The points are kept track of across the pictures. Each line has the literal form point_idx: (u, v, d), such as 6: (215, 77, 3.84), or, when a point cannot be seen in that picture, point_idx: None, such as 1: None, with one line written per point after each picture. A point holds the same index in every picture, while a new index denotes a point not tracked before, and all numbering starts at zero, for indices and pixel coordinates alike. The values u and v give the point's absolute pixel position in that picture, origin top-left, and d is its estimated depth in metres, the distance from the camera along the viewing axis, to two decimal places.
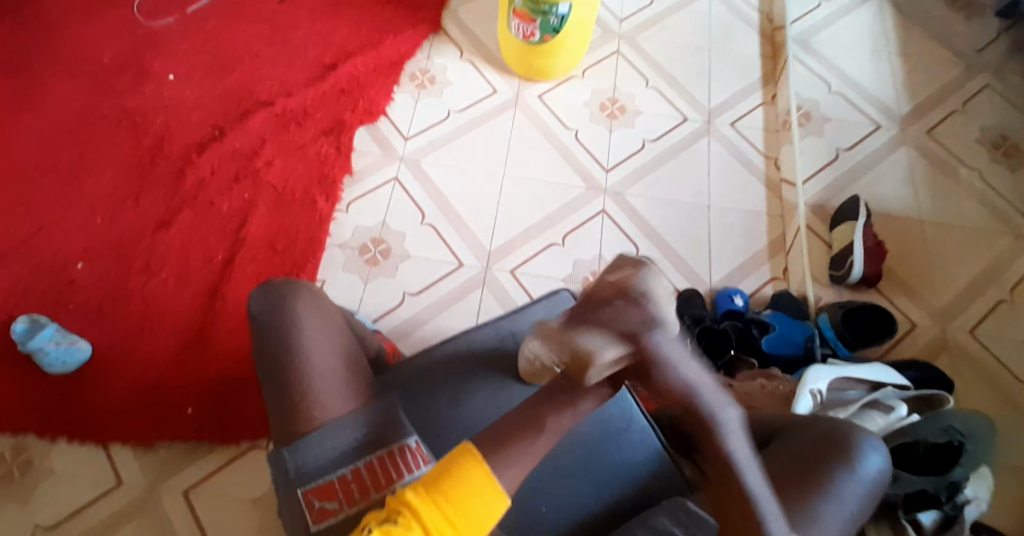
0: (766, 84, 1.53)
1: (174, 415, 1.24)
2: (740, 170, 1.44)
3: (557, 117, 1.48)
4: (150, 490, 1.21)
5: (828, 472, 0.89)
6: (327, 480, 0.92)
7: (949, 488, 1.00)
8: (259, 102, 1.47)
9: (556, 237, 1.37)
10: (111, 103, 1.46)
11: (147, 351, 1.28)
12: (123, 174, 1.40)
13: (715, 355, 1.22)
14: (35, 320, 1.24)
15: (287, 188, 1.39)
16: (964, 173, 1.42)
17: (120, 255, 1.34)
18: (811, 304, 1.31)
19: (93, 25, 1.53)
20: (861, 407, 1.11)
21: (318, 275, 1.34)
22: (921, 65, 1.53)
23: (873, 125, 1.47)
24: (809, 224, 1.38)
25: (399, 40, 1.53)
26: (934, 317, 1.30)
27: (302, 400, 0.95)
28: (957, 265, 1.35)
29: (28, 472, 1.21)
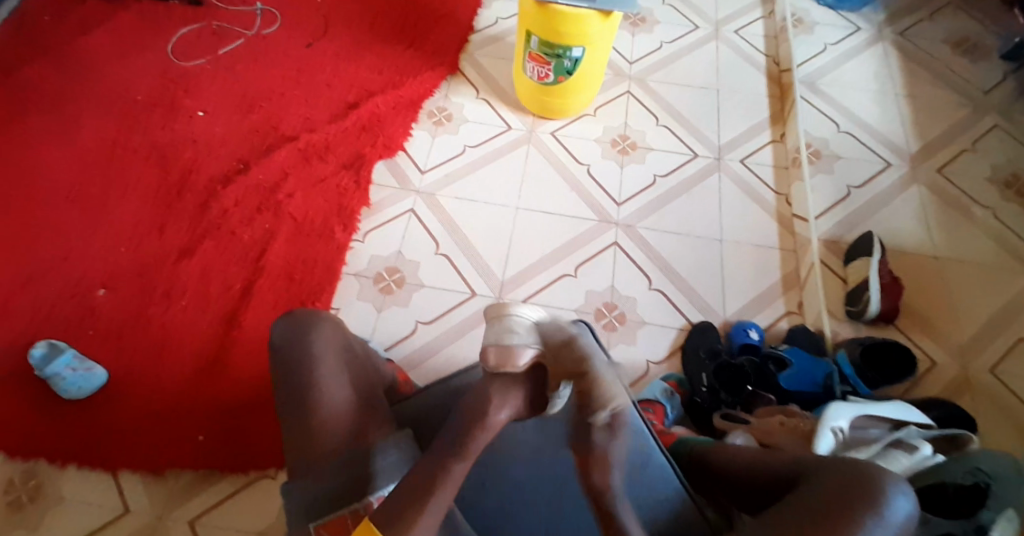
0: (775, 124, 1.56)
1: (186, 443, 1.23)
2: (752, 206, 1.46)
3: (571, 153, 1.51)
4: (158, 519, 1.19)
5: (855, 516, 0.87)
6: (339, 515, 0.90)
7: (977, 532, 0.98)
8: (282, 138, 1.51)
9: (569, 268, 1.38)
10: (140, 137, 1.51)
11: (162, 378, 1.28)
12: (148, 205, 1.43)
13: (731, 391, 1.23)
14: (55, 345, 1.25)
15: (306, 219, 1.42)
16: (977, 211, 1.42)
17: (139, 283, 1.36)
18: (829, 340, 1.30)
19: (127, 64, 1.60)
20: (885, 446, 1.09)
21: (333, 304, 1.35)
22: (928, 106, 1.56)
23: (884, 163, 1.49)
24: (824, 259, 1.39)
25: (418, 80, 1.59)
26: (953, 355, 1.29)
27: (318, 428, 0.95)
28: (974, 303, 1.34)
29: (37, 497, 1.20)
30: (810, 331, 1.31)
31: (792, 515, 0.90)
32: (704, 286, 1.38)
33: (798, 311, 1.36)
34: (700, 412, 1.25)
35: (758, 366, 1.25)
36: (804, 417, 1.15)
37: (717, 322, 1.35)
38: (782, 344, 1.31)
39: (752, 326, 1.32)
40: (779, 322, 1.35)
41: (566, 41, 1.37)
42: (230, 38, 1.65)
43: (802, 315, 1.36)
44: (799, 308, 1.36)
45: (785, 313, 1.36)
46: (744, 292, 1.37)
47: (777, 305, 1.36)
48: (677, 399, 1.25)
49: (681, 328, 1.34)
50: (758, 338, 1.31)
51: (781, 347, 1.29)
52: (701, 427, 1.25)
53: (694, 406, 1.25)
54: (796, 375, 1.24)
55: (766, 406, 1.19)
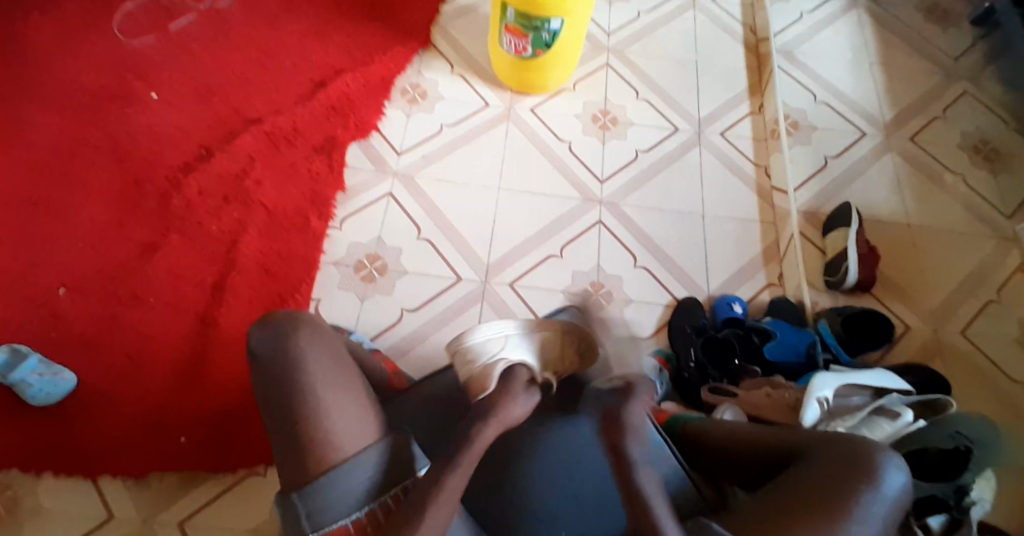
0: (753, 95, 1.56)
1: (167, 446, 1.19)
2: (731, 178, 1.46)
3: (550, 130, 1.48)
4: (144, 524, 1.16)
5: (855, 495, 0.88)
6: (341, 525, 0.87)
7: (957, 492, 1.04)
8: (247, 121, 1.44)
9: (554, 249, 1.36)
10: (93, 123, 1.41)
11: (138, 380, 1.23)
12: (108, 196, 1.35)
13: (719, 365, 1.25)
14: (16, 351, 1.19)
15: (279, 207, 1.36)
16: (948, 178, 1.46)
17: (105, 280, 1.29)
18: (809, 310, 1.32)
19: (72, 43, 1.49)
20: (869, 413, 1.10)
21: (313, 296, 1.31)
22: (900, 74, 1.58)
23: (859, 133, 1.51)
24: (802, 231, 1.40)
25: (388, 56, 1.52)
26: (926, 320, 1.33)
27: (311, 444, 0.89)
28: (945, 269, 1.38)
29: (13, 510, 1.15)
30: (790, 302, 1.33)
31: (791, 496, 0.90)
32: (689, 261, 1.38)
33: (779, 281, 1.38)
34: (688, 386, 1.25)
35: (743, 337, 1.26)
36: (788, 387, 1.17)
37: (702, 297, 1.36)
38: (764, 316, 1.32)
39: (735, 299, 1.33)
40: (761, 294, 1.36)
41: (545, 13, 1.32)
42: (184, 13, 1.55)
43: (782, 286, 1.37)
44: (780, 279, 1.38)
45: (767, 284, 1.37)
46: (727, 266, 1.38)
47: (759, 277, 1.38)
48: (666, 375, 1.25)
49: (667, 305, 1.35)
50: (741, 312, 1.32)
51: (765, 319, 1.30)
52: (689, 402, 1.25)
53: (681, 380, 1.25)
54: (779, 346, 1.25)
55: (753, 379, 1.21)
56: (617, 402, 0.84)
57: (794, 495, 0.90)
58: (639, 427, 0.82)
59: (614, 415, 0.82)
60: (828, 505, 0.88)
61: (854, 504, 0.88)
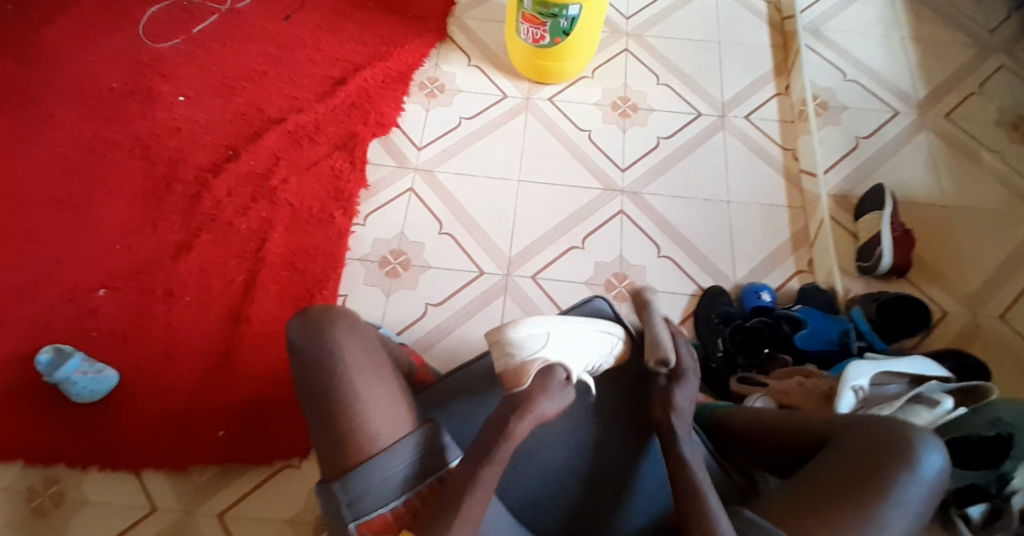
0: (778, 75, 1.51)
1: (208, 439, 1.23)
2: (758, 163, 1.43)
3: (570, 119, 1.46)
4: (184, 515, 1.20)
5: (890, 475, 0.88)
6: (381, 512, 0.89)
7: (998, 480, 1.00)
8: (270, 120, 1.45)
9: (576, 240, 1.36)
10: (123, 127, 1.44)
11: (175, 378, 1.26)
12: (139, 199, 1.39)
13: (748, 355, 1.24)
14: (61, 350, 1.23)
15: (303, 204, 1.38)
16: (986, 156, 1.40)
17: (139, 281, 1.33)
18: (841, 297, 1.30)
19: (100, 48, 1.52)
20: (905, 402, 1.09)
21: (338, 292, 1.33)
22: (935, 46, 1.52)
23: (891, 111, 1.46)
24: (833, 215, 1.37)
25: (406, 50, 1.52)
26: (964, 304, 1.29)
27: (347, 433, 0.91)
28: (985, 251, 1.33)
29: (61, 503, 1.20)
30: (821, 288, 1.31)
31: (824, 477, 0.90)
32: (715, 249, 1.36)
33: (808, 268, 1.35)
34: (715, 377, 1.25)
35: (773, 326, 1.24)
36: (821, 376, 1.15)
37: (728, 286, 1.34)
38: (794, 303, 1.31)
39: (764, 287, 1.31)
40: (790, 282, 1.34)
41: (561, 1, 1.31)
42: (205, 14, 1.57)
43: (812, 272, 1.35)
44: (810, 266, 1.35)
45: (795, 271, 1.35)
46: (754, 252, 1.36)
47: (788, 264, 1.35)
48: None
49: (693, 294, 1.33)
50: (770, 299, 1.30)
51: (794, 307, 1.28)
52: (718, 392, 1.25)
53: (709, 371, 1.25)
54: (810, 334, 1.23)
55: (782, 369, 1.19)
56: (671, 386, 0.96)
57: (832, 479, 0.90)
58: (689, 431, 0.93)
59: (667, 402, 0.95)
60: (863, 486, 0.88)
61: (889, 486, 0.87)
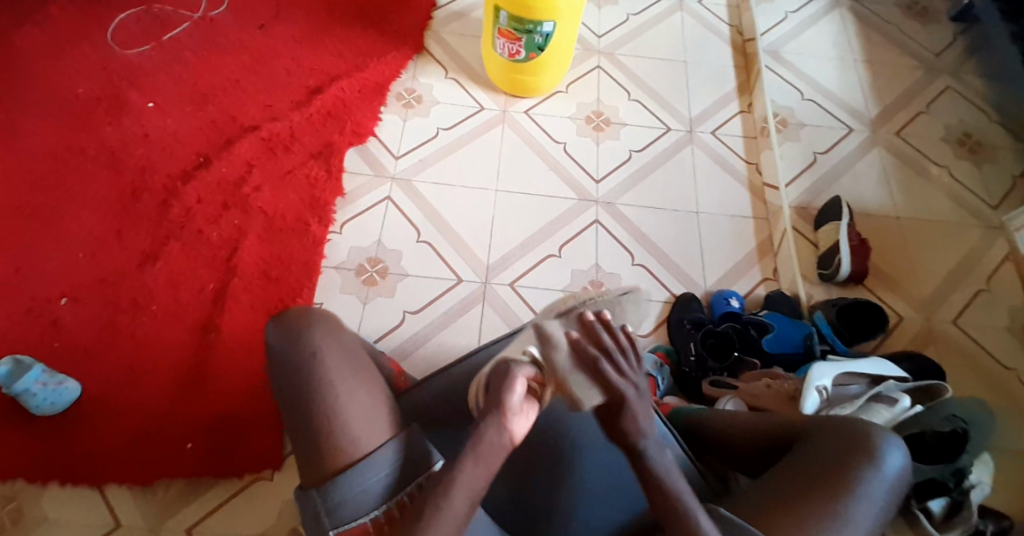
0: (741, 94, 1.59)
1: (174, 452, 1.19)
2: (723, 175, 1.49)
3: (544, 131, 1.50)
4: (151, 533, 1.15)
5: (856, 473, 0.92)
6: (360, 523, 0.87)
7: (955, 475, 1.05)
8: (245, 128, 1.45)
9: (552, 249, 1.38)
10: (90, 134, 1.42)
11: (144, 388, 1.23)
12: (107, 206, 1.36)
13: (718, 358, 1.28)
14: (19, 362, 1.18)
15: (278, 212, 1.37)
16: (933, 171, 1.50)
17: (105, 290, 1.29)
18: (804, 303, 1.35)
19: (67, 54, 1.50)
20: (866, 401, 1.14)
21: (315, 300, 1.32)
22: (884, 69, 1.62)
23: (846, 129, 1.54)
24: (795, 226, 1.43)
25: (383, 62, 1.54)
26: (918, 309, 1.36)
27: (328, 437, 0.90)
28: (935, 260, 1.41)
29: (18, 520, 1.15)
30: (785, 295, 1.36)
31: (789, 473, 0.95)
32: (685, 258, 1.41)
33: (773, 276, 1.41)
34: (688, 380, 1.29)
35: (741, 330, 1.29)
36: (788, 378, 1.20)
37: (699, 293, 1.38)
38: (760, 309, 1.36)
39: (732, 294, 1.36)
40: (756, 289, 1.39)
41: (537, 17, 1.35)
42: (177, 22, 1.56)
43: (777, 280, 1.40)
44: (774, 274, 1.41)
45: (761, 279, 1.40)
46: (722, 261, 1.41)
47: (753, 273, 1.41)
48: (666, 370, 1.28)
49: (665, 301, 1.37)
50: (738, 306, 1.34)
51: (761, 313, 1.33)
52: (691, 396, 1.29)
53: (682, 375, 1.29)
54: (777, 337, 1.28)
55: (752, 371, 1.24)
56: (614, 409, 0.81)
57: (801, 477, 0.93)
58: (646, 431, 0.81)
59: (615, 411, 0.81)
60: (829, 484, 0.91)
61: (856, 481, 0.91)
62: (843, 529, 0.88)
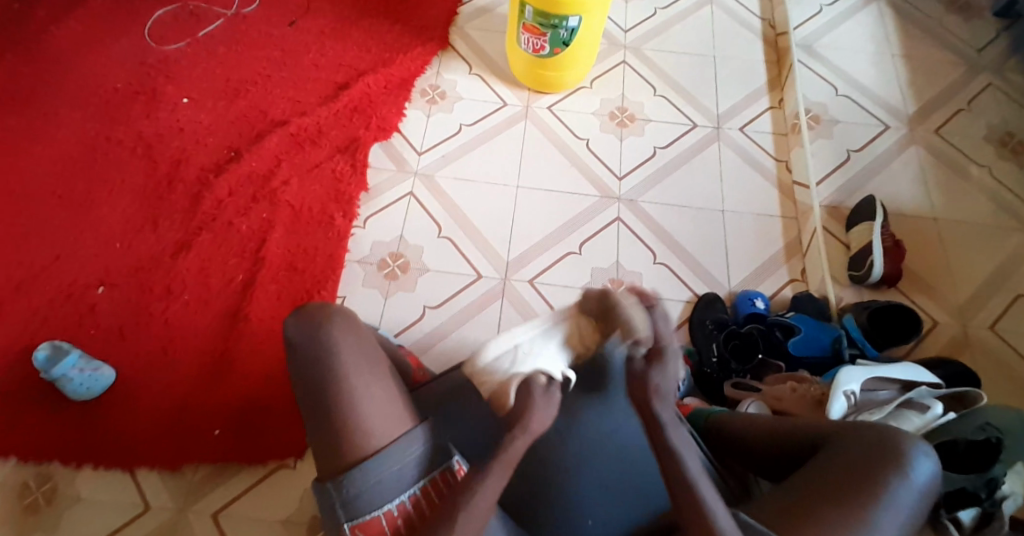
0: (773, 89, 1.56)
1: (202, 438, 1.22)
2: (751, 172, 1.46)
3: (568, 128, 1.49)
4: (179, 514, 1.18)
5: (883, 482, 0.89)
6: (373, 515, 0.88)
7: (988, 485, 1.01)
8: (272, 123, 1.47)
9: (573, 246, 1.37)
10: (126, 128, 1.46)
11: (172, 377, 1.26)
12: (140, 199, 1.39)
13: (742, 360, 1.25)
14: (57, 347, 1.22)
15: (304, 207, 1.39)
16: (973, 170, 1.44)
17: (137, 280, 1.33)
18: (833, 305, 1.32)
19: (105, 49, 1.54)
20: (896, 406, 1.12)
21: (337, 293, 1.33)
22: (923, 65, 1.56)
23: (882, 126, 1.49)
24: (826, 225, 1.40)
25: (408, 58, 1.55)
26: (954, 314, 1.31)
27: (345, 430, 0.91)
28: (972, 262, 1.36)
29: (52, 500, 1.19)
30: (813, 296, 1.33)
31: (814, 477, 0.92)
32: (710, 257, 1.38)
33: (801, 277, 1.37)
34: (709, 382, 1.26)
35: (766, 332, 1.26)
36: (814, 381, 1.17)
37: (723, 292, 1.36)
38: (787, 310, 1.33)
39: (758, 295, 1.33)
40: (783, 290, 1.36)
41: (562, 11, 1.34)
42: (210, 19, 1.59)
43: (805, 281, 1.37)
44: (803, 275, 1.37)
45: (789, 280, 1.37)
46: (748, 260, 1.38)
47: (781, 272, 1.37)
48: (687, 370, 1.26)
49: (688, 300, 1.35)
50: (764, 307, 1.32)
51: (788, 314, 1.30)
52: (712, 398, 1.26)
53: (703, 376, 1.26)
54: (804, 340, 1.25)
55: (776, 374, 1.21)
56: (647, 359, 0.85)
57: (827, 482, 0.91)
58: (663, 387, 0.85)
59: (641, 375, 0.85)
60: (857, 491, 0.88)
61: (883, 490, 0.88)
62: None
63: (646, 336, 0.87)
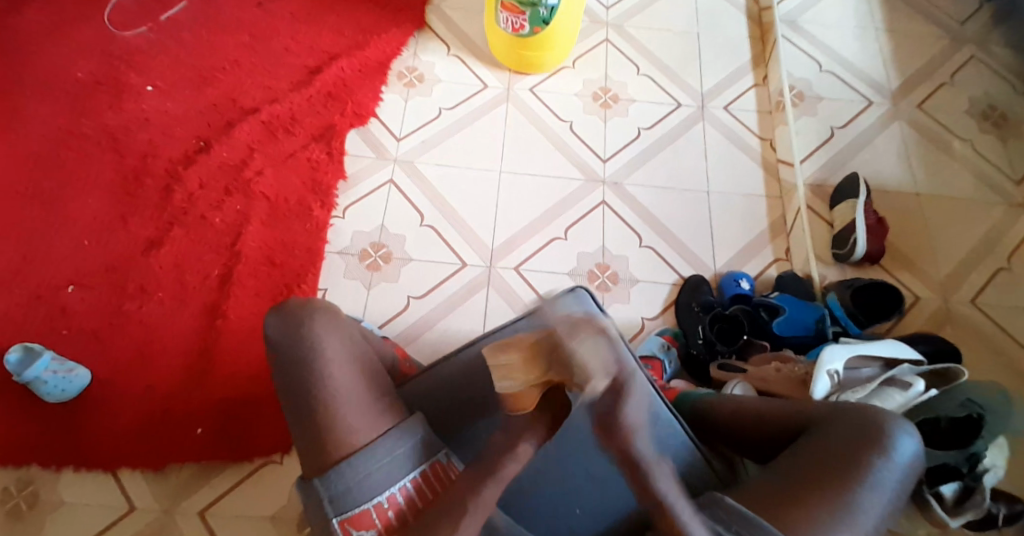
0: (756, 66, 1.54)
1: (186, 436, 1.20)
2: (735, 152, 1.45)
3: (550, 110, 1.46)
4: (166, 514, 1.17)
5: (865, 462, 0.88)
6: (365, 509, 0.86)
7: (970, 460, 1.03)
8: (244, 110, 1.42)
9: (557, 232, 1.36)
10: (91, 119, 1.40)
11: (151, 378, 1.23)
12: (109, 193, 1.35)
13: (727, 341, 1.25)
14: (29, 349, 1.19)
15: (281, 198, 1.36)
16: (955, 146, 1.44)
17: (111, 277, 1.29)
18: (817, 284, 1.31)
19: (65, 36, 1.47)
20: (878, 385, 1.09)
21: (319, 286, 1.31)
22: (907, 38, 1.55)
23: (865, 102, 1.49)
24: (810, 204, 1.39)
25: (383, 40, 1.50)
26: (935, 290, 1.32)
27: (330, 426, 0.88)
28: (953, 238, 1.36)
29: (36, 505, 1.16)
30: (797, 276, 1.32)
31: (801, 462, 0.90)
32: (695, 239, 1.37)
33: (785, 257, 1.37)
34: (697, 363, 1.26)
35: (751, 313, 1.26)
36: (798, 361, 1.16)
37: (708, 275, 1.35)
38: (771, 292, 1.32)
39: (742, 276, 1.32)
40: (767, 270, 1.36)
41: None
42: (175, 2, 1.53)
43: (789, 261, 1.37)
44: (787, 254, 1.37)
45: (773, 260, 1.37)
46: (733, 241, 1.38)
47: (765, 253, 1.37)
48: (674, 353, 1.26)
49: (673, 283, 1.34)
50: (748, 288, 1.31)
51: (773, 295, 1.29)
52: (699, 379, 1.26)
53: (690, 358, 1.26)
54: (789, 320, 1.24)
55: (761, 354, 1.21)
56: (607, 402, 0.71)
57: (812, 464, 0.89)
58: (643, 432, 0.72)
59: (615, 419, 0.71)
60: (841, 472, 0.87)
61: (866, 470, 0.87)
62: (855, 519, 0.84)
63: (602, 383, 0.70)
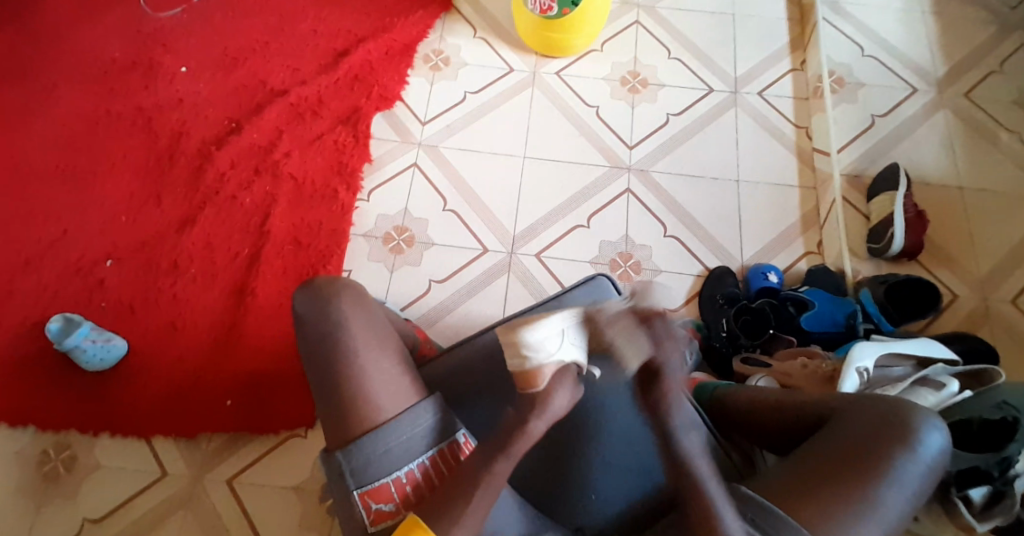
0: (794, 50, 1.48)
1: (213, 407, 1.24)
2: (769, 140, 1.40)
3: (578, 95, 1.44)
4: (195, 481, 1.20)
5: (886, 456, 0.82)
6: (383, 483, 0.86)
7: (1001, 464, 0.94)
8: (273, 92, 1.44)
9: (581, 219, 1.34)
10: (127, 99, 1.44)
11: (181, 352, 1.27)
12: (144, 172, 1.38)
13: (751, 334, 1.21)
14: (70, 320, 1.24)
15: (307, 179, 1.37)
16: (1003, 137, 1.37)
17: (145, 254, 1.33)
18: (849, 279, 1.27)
19: (102, 18, 1.51)
20: (910, 383, 1.04)
21: (343, 267, 1.32)
22: (954, 23, 1.48)
23: (909, 89, 1.42)
24: (845, 196, 1.34)
25: (409, 22, 1.49)
26: (974, 288, 1.26)
27: (356, 401, 0.88)
28: (997, 234, 1.30)
29: (73, 468, 1.21)
30: (829, 270, 1.28)
31: (818, 452, 0.85)
32: (723, 230, 1.34)
33: (817, 250, 1.32)
34: (719, 357, 1.23)
35: (777, 306, 1.22)
36: (825, 357, 1.12)
37: (735, 266, 1.32)
38: (801, 285, 1.28)
39: (771, 268, 1.29)
40: (798, 263, 1.32)
41: None
42: None
43: (821, 254, 1.32)
44: (819, 247, 1.33)
45: (804, 252, 1.32)
46: (763, 232, 1.34)
47: (796, 245, 1.33)
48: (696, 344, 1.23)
49: (699, 274, 1.31)
50: (777, 281, 1.27)
51: (802, 289, 1.26)
52: (720, 372, 1.23)
53: (712, 350, 1.23)
54: (817, 315, 1.20)
55: (787, 349, 1.17)
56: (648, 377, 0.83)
57: (829, 453, 0.84)
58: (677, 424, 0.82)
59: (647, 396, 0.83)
60: (860, 464, 0.82)
61: (887, 465, 0.82)
62: (869, 513, 0.80)
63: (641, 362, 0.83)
